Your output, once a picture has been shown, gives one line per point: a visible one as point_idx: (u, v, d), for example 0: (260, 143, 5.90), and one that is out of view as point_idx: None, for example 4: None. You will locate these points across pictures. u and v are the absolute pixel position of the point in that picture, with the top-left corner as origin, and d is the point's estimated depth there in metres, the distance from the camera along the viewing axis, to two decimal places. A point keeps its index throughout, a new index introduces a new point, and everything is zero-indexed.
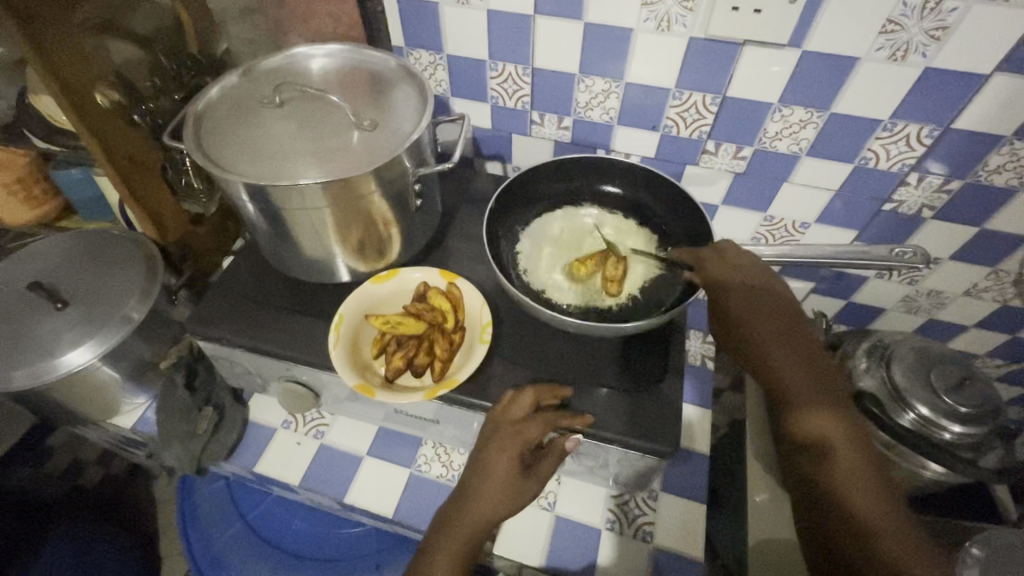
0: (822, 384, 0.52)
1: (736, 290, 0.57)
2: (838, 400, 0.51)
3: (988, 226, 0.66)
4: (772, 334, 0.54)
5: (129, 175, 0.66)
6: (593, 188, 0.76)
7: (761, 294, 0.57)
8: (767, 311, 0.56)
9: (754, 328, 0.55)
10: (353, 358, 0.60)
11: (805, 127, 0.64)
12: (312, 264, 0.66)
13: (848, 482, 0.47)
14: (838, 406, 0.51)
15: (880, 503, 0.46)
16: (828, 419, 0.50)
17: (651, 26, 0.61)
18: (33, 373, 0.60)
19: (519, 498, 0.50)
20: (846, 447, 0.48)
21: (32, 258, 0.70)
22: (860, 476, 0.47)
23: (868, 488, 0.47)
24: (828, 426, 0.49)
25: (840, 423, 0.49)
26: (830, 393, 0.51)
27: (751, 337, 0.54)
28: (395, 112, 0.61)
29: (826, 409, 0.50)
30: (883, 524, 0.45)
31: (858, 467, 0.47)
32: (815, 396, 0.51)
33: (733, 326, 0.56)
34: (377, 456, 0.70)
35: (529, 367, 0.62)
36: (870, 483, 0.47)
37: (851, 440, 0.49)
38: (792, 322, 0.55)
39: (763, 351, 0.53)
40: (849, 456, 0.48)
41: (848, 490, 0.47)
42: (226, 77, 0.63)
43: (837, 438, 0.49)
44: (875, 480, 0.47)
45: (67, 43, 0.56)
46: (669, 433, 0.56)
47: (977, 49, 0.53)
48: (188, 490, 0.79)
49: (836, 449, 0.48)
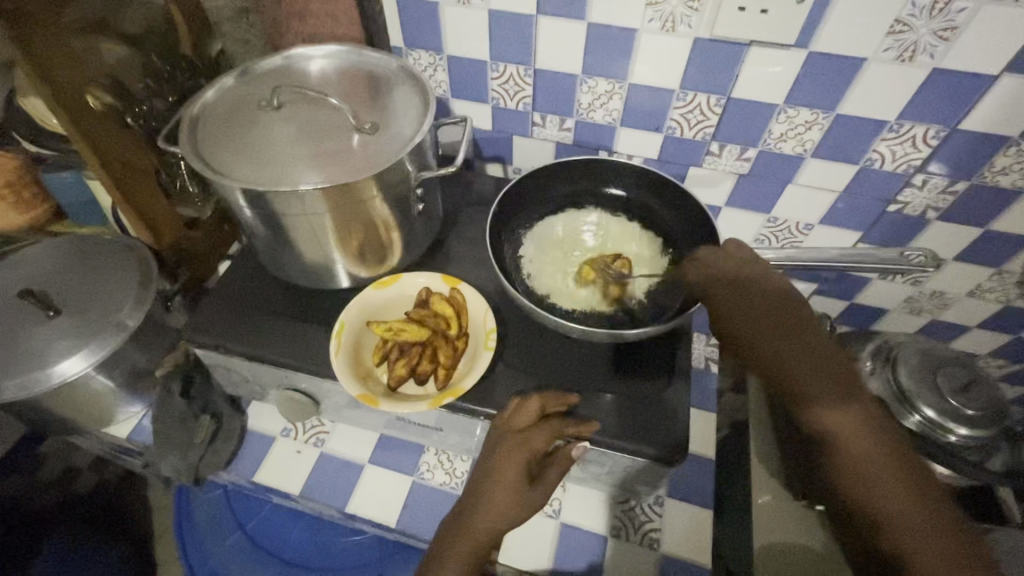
0: (820, 373, 0.49)
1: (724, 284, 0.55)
2: (844, 387, 0.48)
3: (992, 228, 0.66)
4: (766, 330, 0.51)
5: (122, 178, 0.65)
6: (596, 190, 0.75)
7: (748, 285, 0.54)
8: (756, 302, 0.53)
9: (740, 324, 0.53)
10: (354, 366, 0.58)
11: (811, 128, 0.63)
12: (310, 269, 0.64)
13: (857, 477, 0.45)
14: (844, 395, 0.48)
15: (900, 494, 0.43)
16: (831, 410, 0.47)
17: (656, 26, 0.60)
18: (24, 383, 0.58)
19: (526, 508, 0.49)
20: (852, 440, 0.46)
21: (23, 264, 0.69)
22: (871, 468, 0.45)
23: (883, 479, 0.44)
24: (831, 419, 0.47)
25: (845, 414, 0.47)
26: (834, 381, 0.48)
27: (744, 331, 0.52)
28: (396, 115, 0.60)
29: (827, 400, 0.47)
30: (901, 515, 0.42)
31: (865, 457, 0.45)
32: (814, 387, 0.48)
33: (727, 327, 0.54)
34: (378, 464, 0.69)
35: (533, 374, 0.61)
36: (885, 471, 0.44)
37: (859, 432, 0.46)
38: (787, 310, 0.52)
39: (755, 347, 0.51)
40: (856, 451, 0.45)
41: (859, 483, 0.45)
42: (222, 79, 0.62)
43: (844, 431, 0.46)
44: (892, 468, 0.44)
45: (56, 44, 0.55)
46: (676, 442, 0.55)
47: (985, 48, 0.52)
48: (185, 499, 0.77)
49: (843, 444, 0.46)
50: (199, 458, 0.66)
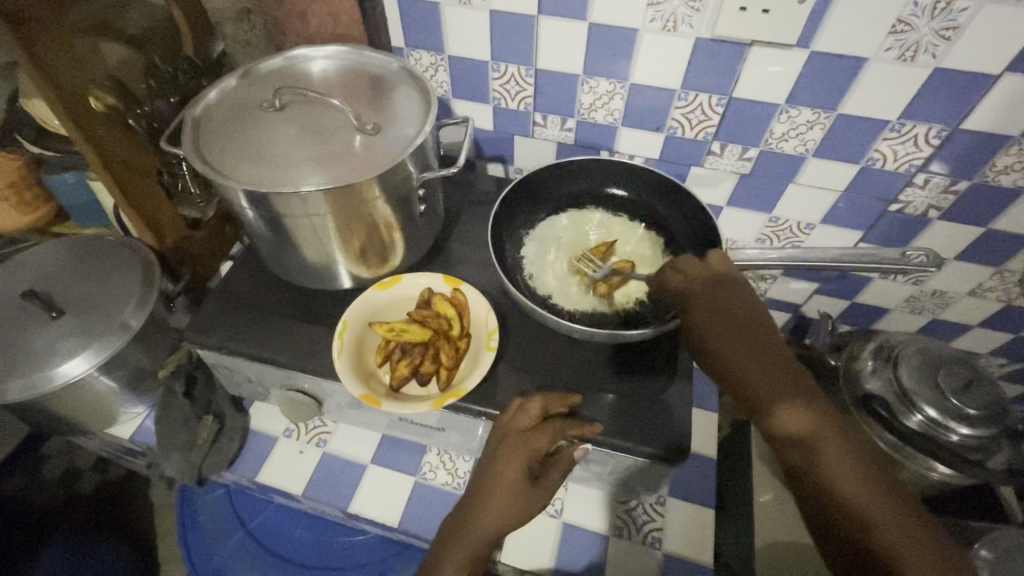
0: (790, 378, 0.49)
1: (703, 288, 0.55)
2: (811, 390, 0.48)
3: (994, 227, 0.66)
4: (738, 337, 0.51)
5: (124, 179, 0.65)
6: (598, 190, 0.75)
7: (725, 288, 0.54)
8: (732, 305, 0.53)
9: (717, 328, 0.52)
10: (356, 367, 0.58)
11: (813, 128, 0.63)
12: (313, 271, 0.64)
13: (836, 478, 0.44)
14: (814, 397, 0.48)
15: (877, 494, 0.44)
16: (806, 412, 0.47)
17: (657, 26, 0.60)
18: (29, 384, 0.59)
19: (527, 509, 0.49)
20: (828, 442, 0.46)
21: (25, 265, 0.69)
22: (847, 470, 0.45)
23: (860, 480, 0.44)
24: (805, 423, 0.46)
25: (817, 416, 0.47)
26: (805, 384, 0.49)
27: (719, 338, 0.51)
28: (398, 115, 0.60)
29: (799, 403, 0.47)
30: (882, 514, 0.43)
31: (842, 459, 0.45)
32: (787, 390, 0.48)
33: (700, 336, 0.53)
34: (380, 464, 0.69)
35: (534, 374, 0.61)
36: (859, 473, 0.45)
37: (831, 434, 0.46)
38: (759, 317, 0.53)
39: (731, 352, 0.50)
40: (833, 453, 0.45)
41: (839, 484, 0.44)
42: (224, 80, 0.62)
43: (819, 434, 0.46)
44: (866, 469, 0.45)
45: (59, 46, 0.55)
46: (676, 443, 0.55)
47: (987, 48, 0.52)
48: (188, 499, 0.77)
49: (822, 446, 0.46)
50: (203, 458, 0.66)
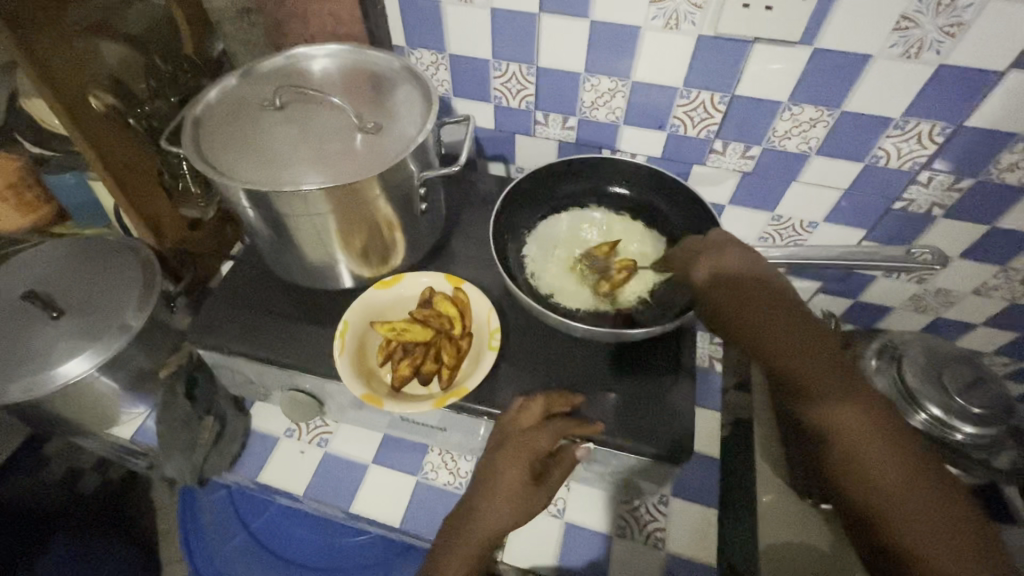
0: (828, 371, 0.47)
1: (728, 279, 0.53)
2: (849, 384, 0.47)
3: (1000, 224, 0.65)
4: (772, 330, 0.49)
5: (122, 179, 0.64)
6: (600, 189, 0.75)
7: (753, 280, 0.52)
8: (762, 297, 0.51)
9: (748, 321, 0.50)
10: (357, 368, 0.58)
11: (816, 125, 0.63)
12: (314, 270, 0.64)
13: (871, 476, 0.43)
14: (851, 391, 0.46)
15: (912, 491, 0.42)
16: (841, 407, 0.46)
17: (659, 24, 0.60)
18: (28, 386, 0.58)
19: (529, 507, 0.49)
20: (863, 439, 0.44)
21: (25, 266, 0.69)
22: (883, 467, 0.43)
23: (896, 478, 0.43)
24: (842, 417, 0.45)
25: (853, 412, 0.45)
26: (840, 378, 0.47)
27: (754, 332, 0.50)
28: (399, 114, 0.60)
29: (836, 398, 0.46)
30: (917, 514, 0.41)
31: (877, 455, 0.44)
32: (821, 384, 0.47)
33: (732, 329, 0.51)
34: (382, 464, 0.69)
35: (536, 372, 0.61)
36: (896, 469, 0.43)
37: (868, 430, 0.45)
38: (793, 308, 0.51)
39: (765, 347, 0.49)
40: (868, 450, 0.44)
41: (873, 481, 0.43)
42: (224, 79, 0.62)
43: (855, 430, 0.45)
44: (903, 466, 0.43)
45: (58, 46, 0.55)
46: (679, 442, 0.55)
47: (992, 44, 0.52)
48: (189, 502, 0.77)
49: (858, 443, 0.44)
50: (204, 459, 0.66)
